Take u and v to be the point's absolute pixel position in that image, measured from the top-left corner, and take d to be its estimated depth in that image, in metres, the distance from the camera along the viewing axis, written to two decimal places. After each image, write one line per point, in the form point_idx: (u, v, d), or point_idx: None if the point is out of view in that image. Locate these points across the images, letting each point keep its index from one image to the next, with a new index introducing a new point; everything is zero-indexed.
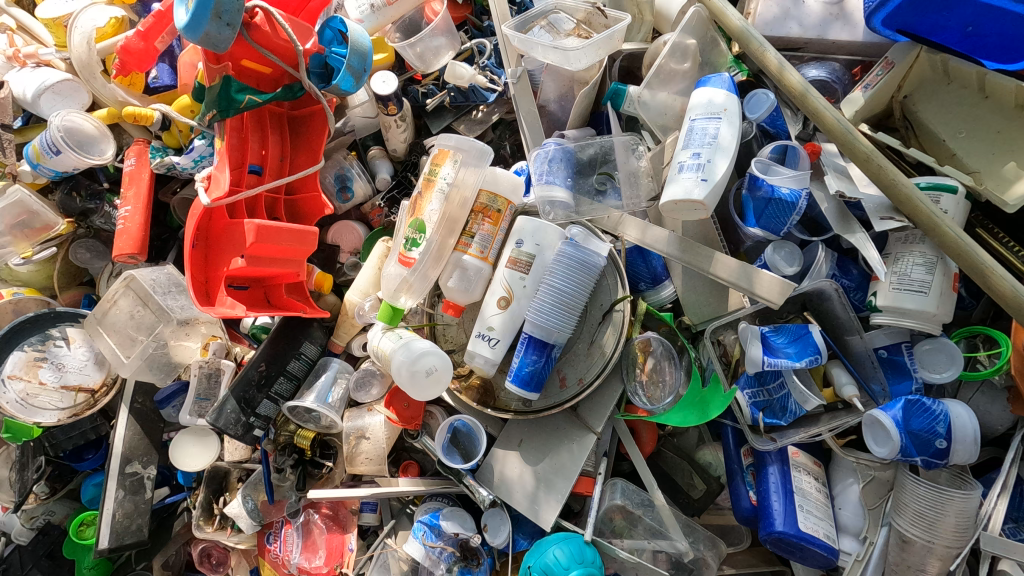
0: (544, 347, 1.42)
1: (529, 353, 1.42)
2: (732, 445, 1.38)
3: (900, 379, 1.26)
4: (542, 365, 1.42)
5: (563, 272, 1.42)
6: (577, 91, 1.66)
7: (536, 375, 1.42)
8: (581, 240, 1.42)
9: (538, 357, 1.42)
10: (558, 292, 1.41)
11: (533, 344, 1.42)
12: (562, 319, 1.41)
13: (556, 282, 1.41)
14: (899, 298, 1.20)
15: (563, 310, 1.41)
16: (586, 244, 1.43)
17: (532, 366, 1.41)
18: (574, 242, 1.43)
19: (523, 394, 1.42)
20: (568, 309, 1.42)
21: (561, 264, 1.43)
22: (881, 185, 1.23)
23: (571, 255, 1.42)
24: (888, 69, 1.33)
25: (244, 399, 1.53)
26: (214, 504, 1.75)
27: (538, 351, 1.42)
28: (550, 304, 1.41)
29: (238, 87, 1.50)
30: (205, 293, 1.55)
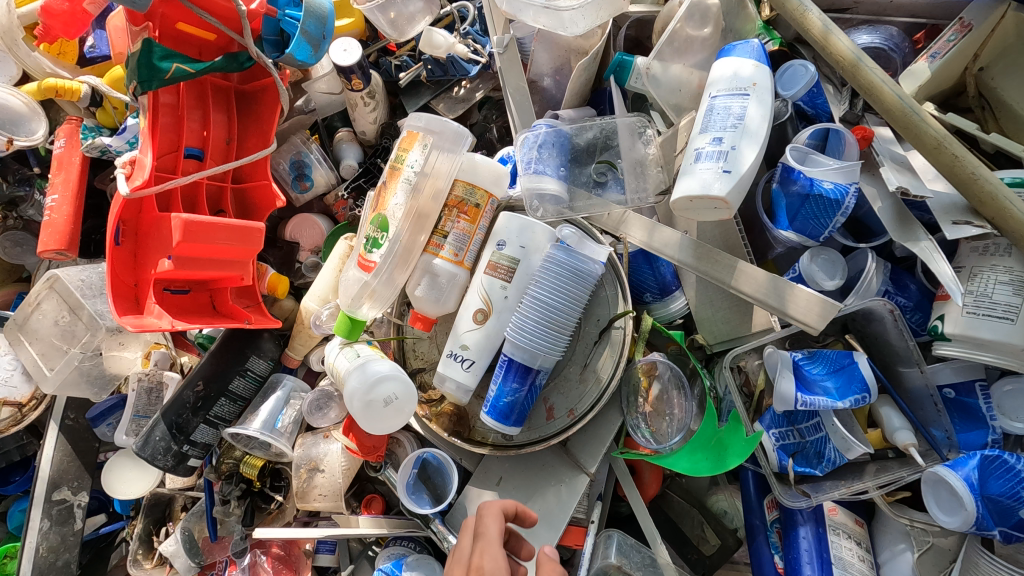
0: (528, 374, 1.18)
1: (507, 381, 1.18)
2: (753, 495, 1.14)
3: (971, 427, 0.99)
4: (526, 395, 1.19)
5: (550, 282, 1.17)
6: (575, 63, 1.41)
7: (517, 406, 1.18)
8: (572, 244, 1.18)
9: (520, 386, 1.18)
10: (545, 308, 1.17)
11: (512, 371, 1.17)
12: (550, 340, 1.17)
13: (545, 296, 1.17)
14: (973, 325, 0.94)
15: (552, 330, 1.17)
16: (578, 249, 1.18)
17: (513, 397, 1.17)
18: (564, 246, 1.18)
19: (501, 428, 1.19)
20: (558, 328, 1.18)
21: (549, 273, 1.18)
22: (955, 181, 0.97)
23: (561, 262, 1.18)
24: (963, 33, 1.06)
25: (177, 424, 1.31)
26: (155, 536, 1.54)
27: (519, 379, 1.18)
28: (535, 322, 1.17)
29: (162, 53, 1.21)
30: (133, 299, 1.32)
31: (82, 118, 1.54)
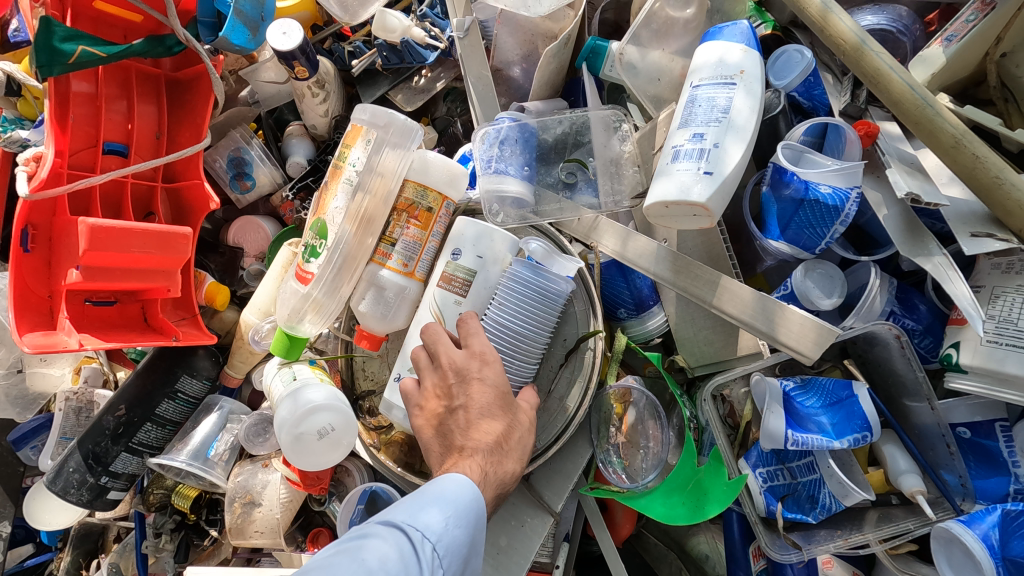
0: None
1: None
2: (737, 540, 1.00)
3: (988, 474, 0.85)
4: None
5: (515, 305, 1.02)
6: (542, 49, 1.27)
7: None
8: (540, 261, 1.03)
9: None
10: (513, 336, 1.02)
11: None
12: (518, 368, 1.03)
13: (515, 323, 1.02)
14: (995, 357, 0.79)
15: (526, 360, 1.04)
16: (547, 266, 1.04)
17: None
18: (530, 263, 1.03)
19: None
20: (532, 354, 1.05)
21: (514, 294, 1.03)
22: (975, 187, 0.82)
23: (527, 281, 1.03)
24: (984, 12, 0.91)
25: (94, 453, 1.17)
26: (84, 570, 1.40)
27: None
28: (501, 351, 1.02)
29: (64, 34, 1.06)
30: (46, 312, 1.18)
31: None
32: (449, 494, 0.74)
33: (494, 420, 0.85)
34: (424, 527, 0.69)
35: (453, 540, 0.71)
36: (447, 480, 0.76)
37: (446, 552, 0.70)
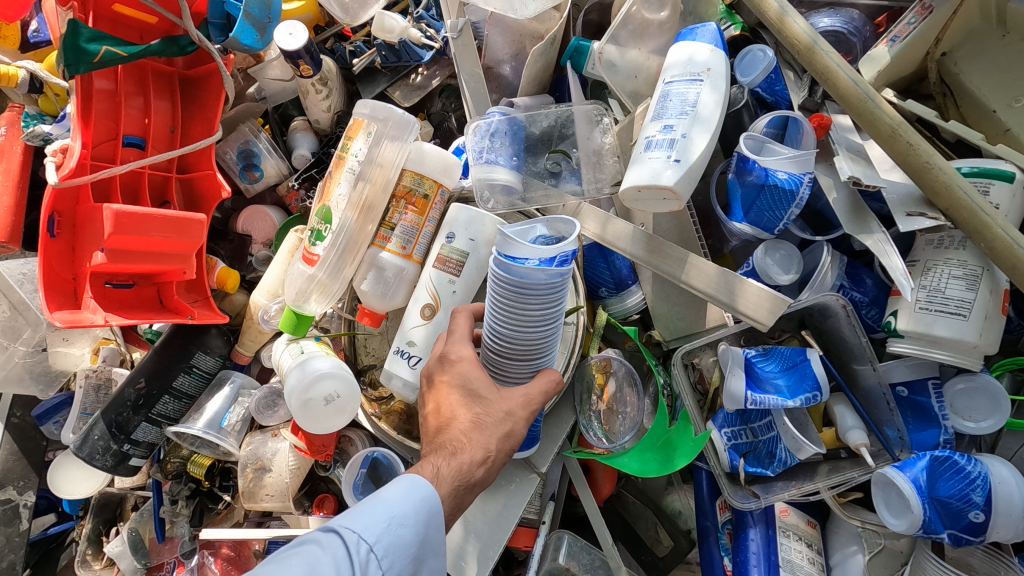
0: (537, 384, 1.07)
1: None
2: (706, 495, 1.10)
3: (923, 427, 0.95)
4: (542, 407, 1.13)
5: (498, 306, 0.96)
6: (530, 48, 1.36)
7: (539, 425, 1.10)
8: (503, 257, 0.90)
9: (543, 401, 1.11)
10: (505, 336, 0.98)
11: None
12: (524, 363, 1.01)
13: (508, 328, 0.97)
14: (926, 321, 0.90)
15: (538, 353, 1.01)
16: (517, 260, 0.90)
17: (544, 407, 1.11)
18: (500, 260, 0.92)
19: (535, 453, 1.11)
20: (545, 344, 1.00)
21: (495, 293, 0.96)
22: (909, 171, 0.92)
23: (503, 283, 0.92)
24: (923, 16, 1.01)
25: (116, 423, 1.27)
26: (104, 537, 1.50)
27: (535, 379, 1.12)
28: (501, 351, 1.00)
29: (90, 36, 1.16)
30: (70, 293, 1.27)
31: (24, 105, 1.49)
32: (396, 496, 0.78)
33: (482, 381, 0.95)
34: (361, 530, 0.75)
35: (395, 539, 0.76)
36: (398, 482, 0.80)
37: (387, 552, 0.75)
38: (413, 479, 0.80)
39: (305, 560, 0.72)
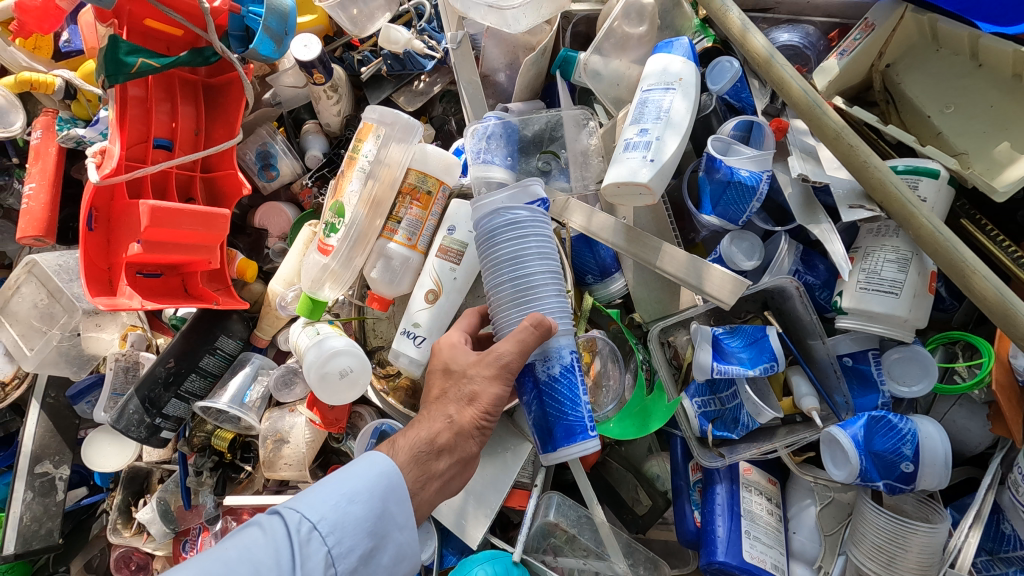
0: (572, 364, 1.08)
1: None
2: (680, 459, 1.24)
3: (864, 392, 1.10)
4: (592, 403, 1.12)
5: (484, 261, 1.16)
6: (523, 58, 1.50)
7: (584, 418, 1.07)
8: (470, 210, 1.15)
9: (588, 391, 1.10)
10: (493, 285, 1.14)
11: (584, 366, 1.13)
12: (515, 311, 1.11)
13: (491, 275, 1.14)
14: (865, 299, 1.04)
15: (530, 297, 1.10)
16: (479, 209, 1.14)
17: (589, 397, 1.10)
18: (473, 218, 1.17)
19: (582, 450, 1.06)
20: (534, 287, 1.11)
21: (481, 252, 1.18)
22: (852, 169, 1.06)
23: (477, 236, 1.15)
24: (867, 33, 1.14)
25: (149, 399, 1.39)
26: (133, 507, 1.63)
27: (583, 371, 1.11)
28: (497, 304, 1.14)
29: (128, 49, 1.30)
30: (106, 282, 1.40)
31: (58, 111, 1.62)
32: (343, 481, 0.93)
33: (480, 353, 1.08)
34: (306, 510, 0.89)
35: (340, 518, 0.90)
36: (346, 471, 0.94)
37: (332, 527, 0.89)
38: (364, 462, 0.96)
39: (259, 531, 0.87)
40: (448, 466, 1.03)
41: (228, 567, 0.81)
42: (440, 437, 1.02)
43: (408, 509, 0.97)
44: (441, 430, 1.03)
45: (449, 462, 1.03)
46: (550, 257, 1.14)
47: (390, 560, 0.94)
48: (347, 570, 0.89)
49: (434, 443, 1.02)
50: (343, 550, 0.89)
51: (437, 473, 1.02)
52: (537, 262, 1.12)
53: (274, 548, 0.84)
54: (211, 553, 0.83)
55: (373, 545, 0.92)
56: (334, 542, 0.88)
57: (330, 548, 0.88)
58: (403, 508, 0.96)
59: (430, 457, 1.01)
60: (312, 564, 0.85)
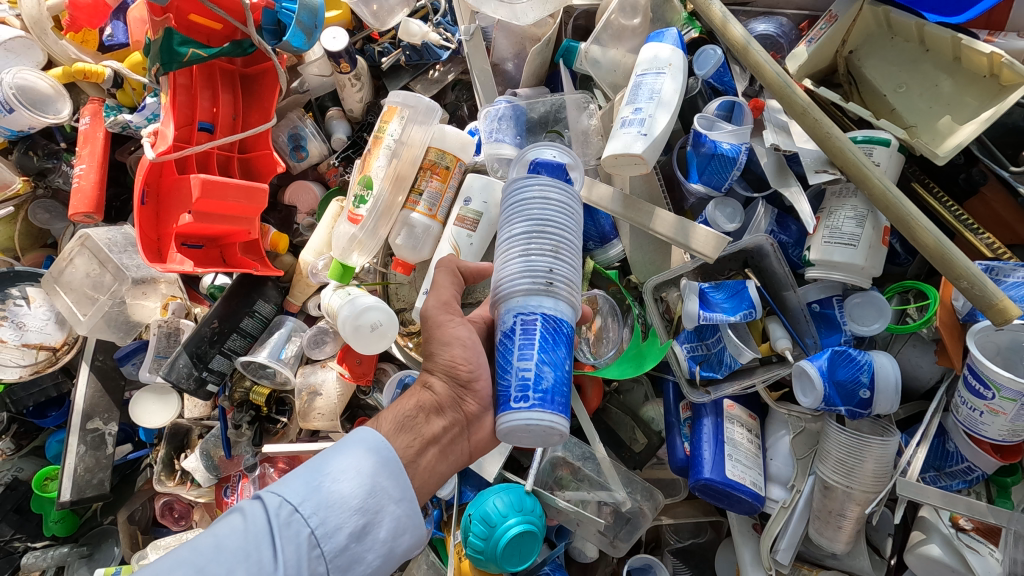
0: (511, 329, 1.02)
1: (556, 348, 1.02)
2: (672, 399, 1.41)
3: (830, 332, 1.28)
4: (536, 375, 0.99)
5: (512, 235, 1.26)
6: (530, 48, 1.67)
7: (512, 386, 1.00)
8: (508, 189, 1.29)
9: (525, 360, 0.99)
10: None
11: (535, 335, 1.01)
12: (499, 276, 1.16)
13: None
14: (829, 251, 1.22)
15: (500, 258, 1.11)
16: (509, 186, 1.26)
17: (523, 369, 0.99)
18: None
19: (510, 418, 0.98)
20: (503, 247, 1.11)
21: None
22: (817, 139, 1.23)
23: None
24: (832, 23, 1.35)
25: (197, 353, 1.56)
26: (175, 460, 1.77)
27: (527, 341, 1.01)
28: None
29: (180, 40, 1.45)
30: (156, 251, 1.56)
31: (105, 99, 1.78)
32: (321, 464, 0.95)
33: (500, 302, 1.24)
34: (285, 494, 0.91)
35: (318, 499, 0.92)
36: (326, 454, 0.96)
37: (315, 508, 0.91)
38: (350, 440, 0.98)
39: (241, 517, 0.90)
40: (441, 427, 1.06)
41: (212, 550, 0.86)
42: (425, 400, 1.07)
43: (402, 482, 0.97)
44: (425, 397, 1.08)
45: (440, 424, 1.06)
46: (529, 216, 1.09)
47: (390, 533, 0.95)
48: (336, 547, 0.91)
49: (420, 406, 1.07)
50: (329, 530, 0.91)
51: (430, 436, 1.04)
52: (513, 221, 1.11)
53: (255, 531, 0.88)
54: (197, 540, 0.88)
55: (364, 522, 0.93)
56: (318, 523, 0.90)
57: (314, 529, 0.90)
58: (396, 481, 0.97)
59: (418, 420, 1.05)
60: (297, 544, 0.88)
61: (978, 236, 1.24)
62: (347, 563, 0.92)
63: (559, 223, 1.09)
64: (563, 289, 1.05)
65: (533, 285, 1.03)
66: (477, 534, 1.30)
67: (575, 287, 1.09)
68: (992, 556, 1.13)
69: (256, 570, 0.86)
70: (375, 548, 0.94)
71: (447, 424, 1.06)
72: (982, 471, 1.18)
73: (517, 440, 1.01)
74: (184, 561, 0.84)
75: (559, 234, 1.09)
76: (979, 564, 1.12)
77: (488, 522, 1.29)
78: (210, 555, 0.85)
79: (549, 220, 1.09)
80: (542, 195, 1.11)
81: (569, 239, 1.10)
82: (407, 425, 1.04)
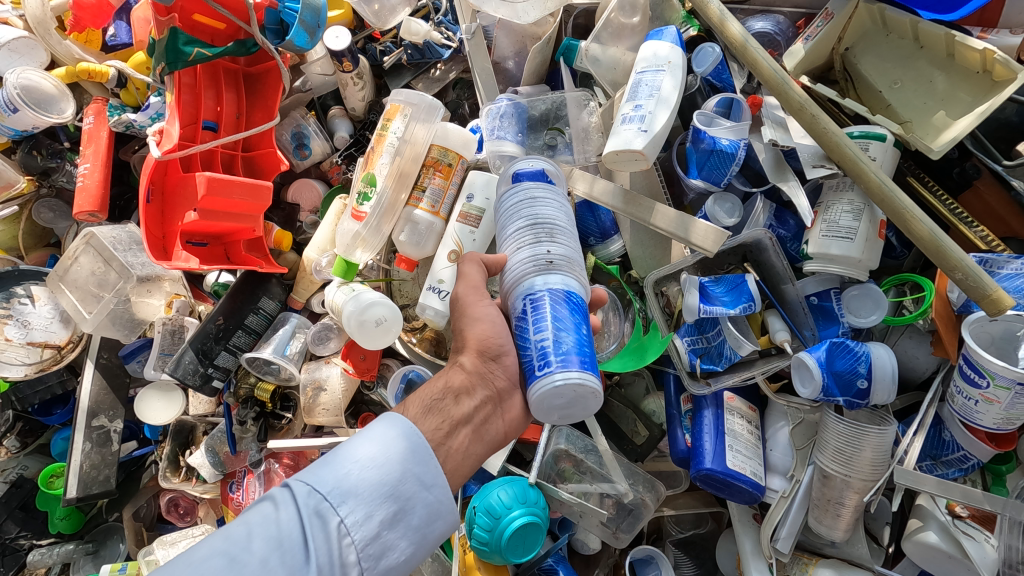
0: (522, 310, 1.05)
1: (570, 315, 1.03)
2: (673, 392, 1.43)
3: (828, 324, 1.30)
4: (554, 340, 1.00)
5: None
6: (530, 47, 1.69)
7: (534, 358, 1.01)
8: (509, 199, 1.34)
9: (540, 331, 1.01)
10: None
11: (545, 307, 1.02)
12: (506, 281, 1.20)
13: None
14: (826, 244, 1.26)
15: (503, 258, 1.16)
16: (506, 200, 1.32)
17: (542, 338, 1.00)
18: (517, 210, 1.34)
19: (542, 387, 0.99)
20: (505, 249, 1.17)
21: None
22: (814, 135, 1.25)
23: None
24: (828, 21, 1.38)
25: (202, 350, 1.57)
26: (180, 457, 1.77)
27: (539, 315, 1.02)
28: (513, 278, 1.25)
29: (185, 40, 1.46)
30: (162, 248, 1.57)
31: (109, 99, 1.79)
32: (347, 451, 0.96)
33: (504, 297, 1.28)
34: (313, 481, 0.92)
35: (346, 487, 0.93)
36: (352, 440, 0.97)
37: (343, 496, 0.92)
38: (378, 425, 0.99)
39: (270, 505, 0.91)
40: (471, 407, 1.07)
41: (244, 539, 0.86)
42: (455, 380, 1.09)
43: (433, 467, 0.99)
44: (456, 375, 1.10)
45: (469, 405, 1.07)
46: (521, 216, 1.16)
47: (421, 520, 0.96)
48: (367, 536, 0.92)
49: (449, 389, 1.08)
50: (359, 518, 0.92)
51: (460, 417, 1.06)
52: (506, 225, 1.18)
53: (287, 517, 0.89)
54: (226, 529, 0.88)
55: (394, 510, 0.94)
56: (347, 511, 0.91)
57: (344, 517, 0.91)
58: (427, 467, 0.98)
59: (447, 402, 1.06)
60: (328, 533, 0.89)
61: (972, 229, 1.27)
62: (379, 551, 0.93)
63: (549, 216, 1.15)
64: (564, 266, 1.08)
65: (535, 267, 1.07)
66: (482, 525, 1.31)
67: (578, 265, 1.12)
68: (988, 542, 1.16)
69: (286, 559, 0.86)
70: (407, 536, 0.95)
71: (477, 404, 1.08)
72: (978, 459, 1.20)
73: (552, 409, 1.01)
74: (215, 551, 0.84)
75: (552, 225, 1.14)
76: (975, 552, 1.15)
77: (492, 514, 1.30)
78: (242, 544, 0.86)
79: (540, 215, 1.15)
80: (529, 196, 1.17)
81: (563, 227, 1.15)
82: (436, 407, 1.06)
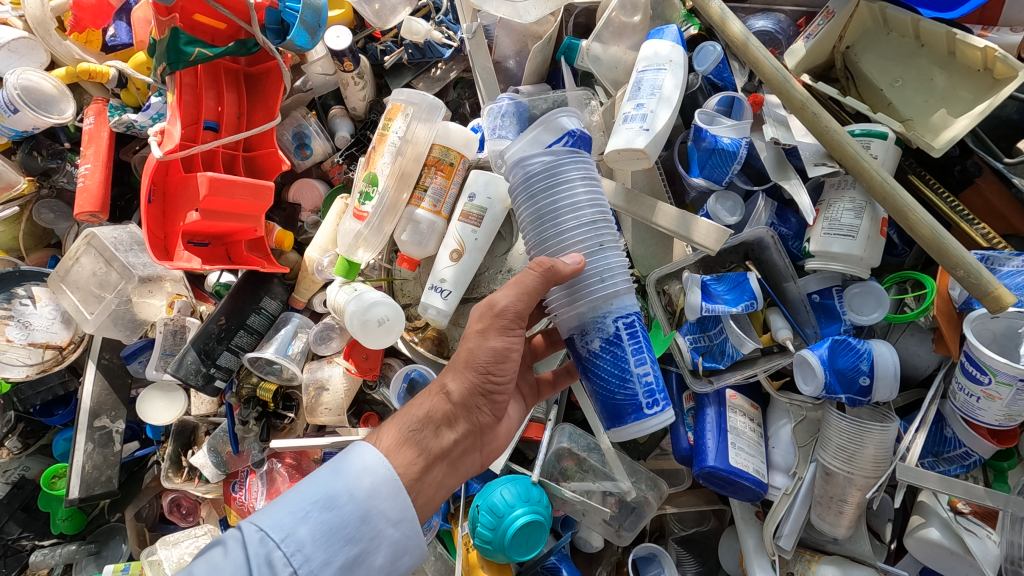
0: (617, 334, 1.13)
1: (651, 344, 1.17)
2: (676, 390, 1.44)
3: (830, 322, 1.30)
4: (655, 377, 1.14)
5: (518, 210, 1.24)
6: (531, 46, 1.69)
7: (638, 396, 1.13)
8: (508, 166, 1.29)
9: (643, 365, 1.13)
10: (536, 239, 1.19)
11: (641, 337, 1.14)
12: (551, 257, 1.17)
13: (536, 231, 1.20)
14: (828, 242, 1.26)
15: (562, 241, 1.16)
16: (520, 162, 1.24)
17: (646, 373, 1.13)
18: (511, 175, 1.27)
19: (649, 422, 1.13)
20: (574, 229, 1.16)
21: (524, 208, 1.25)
22: (816, 133, 1.25)
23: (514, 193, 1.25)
24: (829, 19, 1.38)
25: (205, 350, 1.57)
26: (182, 457, 1.77)
27: (636, 344, 1.13)
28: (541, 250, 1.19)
29: (186, 40, 1.46)
30: (163, 248, 1.57)
31: (110, 99, 1.79)
32: (302, 494, 0.96)
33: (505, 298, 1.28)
34: (265, 529, 0.92)
35: (299, 534, 0.93)
36: (308, 483, 0.97)
37: (297, 545, 0.92)
38: (339, 464, 0.98)
39: (222, 551, 0.92)
40: (451, 441, 1.07)
41: None
42: (436, 411, 1.06)
43: (400, 503, 0.98)
44: (439, 404, 1.07)
45: (450, 438, 1.07)
46: (587, 199, 1.19)
47: (385, 559, 0.97)
48: None
49: (429, 419, 1.06)
50: (315, 565, 0.92)
51: (439, 451, 1.05)
52: (573, 198, 1.18)
53: (239, 568, 0.89)
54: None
55: (355, 553, 0.95)
56: (301, 561, 0.91)
57: (297, 567, 0.91)
58: (393, 503, 0.98)
59: (427, 434, 1.05)
60: None
61: (973, 226, 1.28)
62: None
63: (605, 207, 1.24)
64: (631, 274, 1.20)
65: (623, 267, 1.15)
66: (485, 524, 1.31)
67: None
68: (989, 538, 1.17)
69: None
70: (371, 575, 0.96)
71: (458, 437, 1.08)
72: (979, 456, 1.21)
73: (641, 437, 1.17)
74: None
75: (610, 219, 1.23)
76: (977, 547, 1.16)
77: (494, 513, 1.30)
78: None
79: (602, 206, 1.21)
80: (590, 176, 1.23)
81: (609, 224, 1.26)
82: (414, 440, 1.04)
